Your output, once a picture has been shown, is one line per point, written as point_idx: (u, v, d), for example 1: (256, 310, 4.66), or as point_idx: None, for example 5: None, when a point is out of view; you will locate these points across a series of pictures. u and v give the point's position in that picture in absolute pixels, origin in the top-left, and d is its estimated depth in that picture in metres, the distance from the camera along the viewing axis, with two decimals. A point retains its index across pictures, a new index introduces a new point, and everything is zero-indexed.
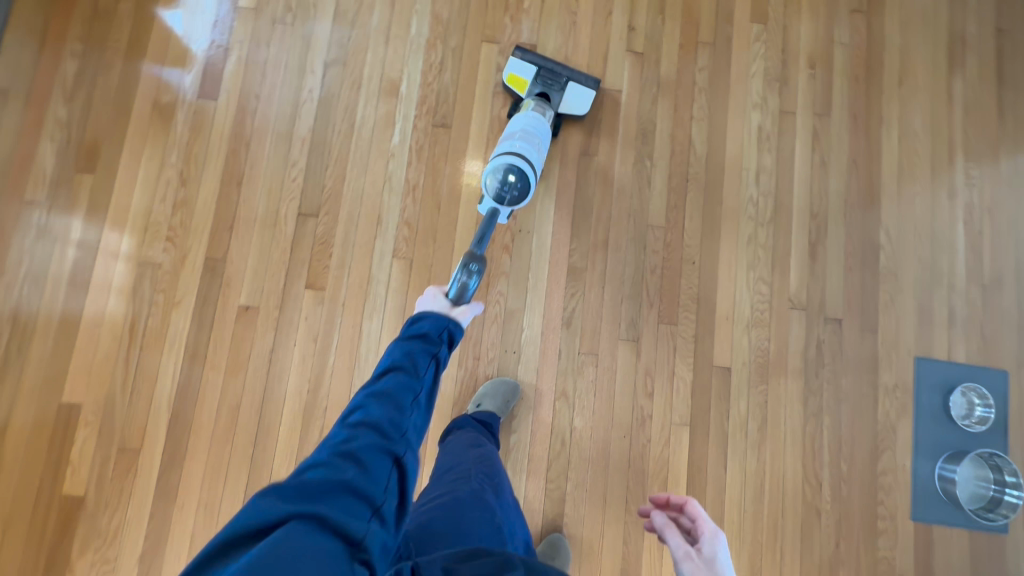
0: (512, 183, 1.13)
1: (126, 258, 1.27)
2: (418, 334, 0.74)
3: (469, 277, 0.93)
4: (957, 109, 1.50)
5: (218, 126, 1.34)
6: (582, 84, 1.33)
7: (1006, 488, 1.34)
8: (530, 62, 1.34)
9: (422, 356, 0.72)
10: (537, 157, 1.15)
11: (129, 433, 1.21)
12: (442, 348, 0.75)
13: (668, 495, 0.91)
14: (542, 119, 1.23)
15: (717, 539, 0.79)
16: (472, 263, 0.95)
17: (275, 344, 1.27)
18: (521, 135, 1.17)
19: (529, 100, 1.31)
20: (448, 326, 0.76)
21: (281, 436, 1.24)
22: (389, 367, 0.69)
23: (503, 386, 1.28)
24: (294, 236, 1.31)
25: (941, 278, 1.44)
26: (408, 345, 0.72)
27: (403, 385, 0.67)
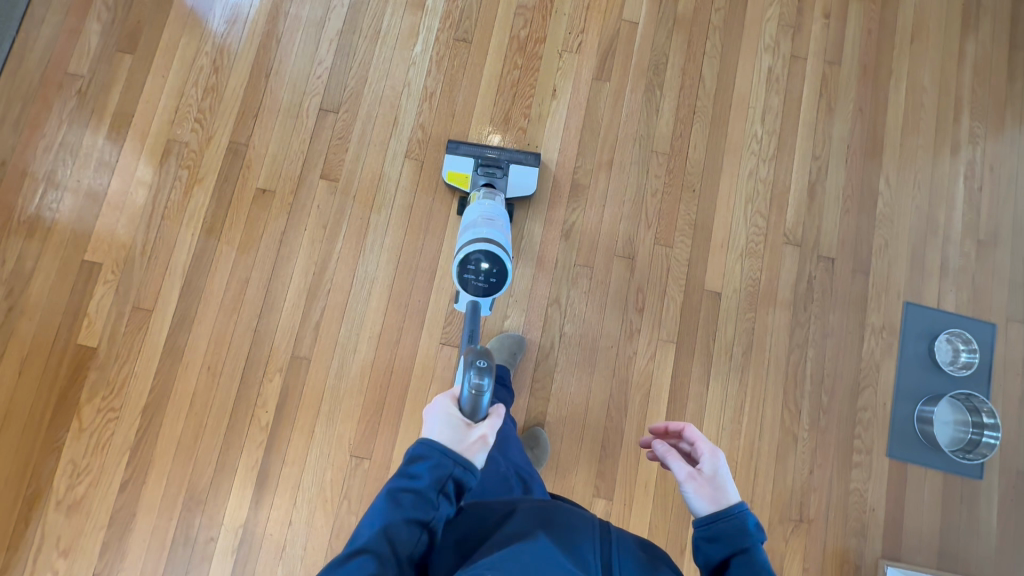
0: (488, 270, 1.10)
1: (155, 135, 1.35)
2: (413, 489, 0.66)
3: (481, 377, 0.75)
4: (966, 69, 1.55)
5: (253, 23, 1.42)
6: (523, 164, 1.33)
7: (984, 430, 1.37)
8: (465, 155, 1.32)
9: (406, 530, 0.64)
10: (504, 239, 1.12)
11: (144, 294, 1.29)
12: (441, 505, 0.66)
13: (664, 423, 0.84)
14: (496, 203, 1.21)
15: (718, 458, 0.73)
16: (480, 361, 0.77)
17: (287, 227, 1.33)
18: (483, 221, 1.14)
19: (477, 193, 1.28)
20: (451, 479, 0.66)
21: (284, 313, 1.30)
22: (368, 546, 0.62)
23: (509, 339, 1.31)
24: (314, 129, 1.38)
25: (937, 228, 1.48)
26: (396, 515, 0.64)
27: (376, 572, 0.61)
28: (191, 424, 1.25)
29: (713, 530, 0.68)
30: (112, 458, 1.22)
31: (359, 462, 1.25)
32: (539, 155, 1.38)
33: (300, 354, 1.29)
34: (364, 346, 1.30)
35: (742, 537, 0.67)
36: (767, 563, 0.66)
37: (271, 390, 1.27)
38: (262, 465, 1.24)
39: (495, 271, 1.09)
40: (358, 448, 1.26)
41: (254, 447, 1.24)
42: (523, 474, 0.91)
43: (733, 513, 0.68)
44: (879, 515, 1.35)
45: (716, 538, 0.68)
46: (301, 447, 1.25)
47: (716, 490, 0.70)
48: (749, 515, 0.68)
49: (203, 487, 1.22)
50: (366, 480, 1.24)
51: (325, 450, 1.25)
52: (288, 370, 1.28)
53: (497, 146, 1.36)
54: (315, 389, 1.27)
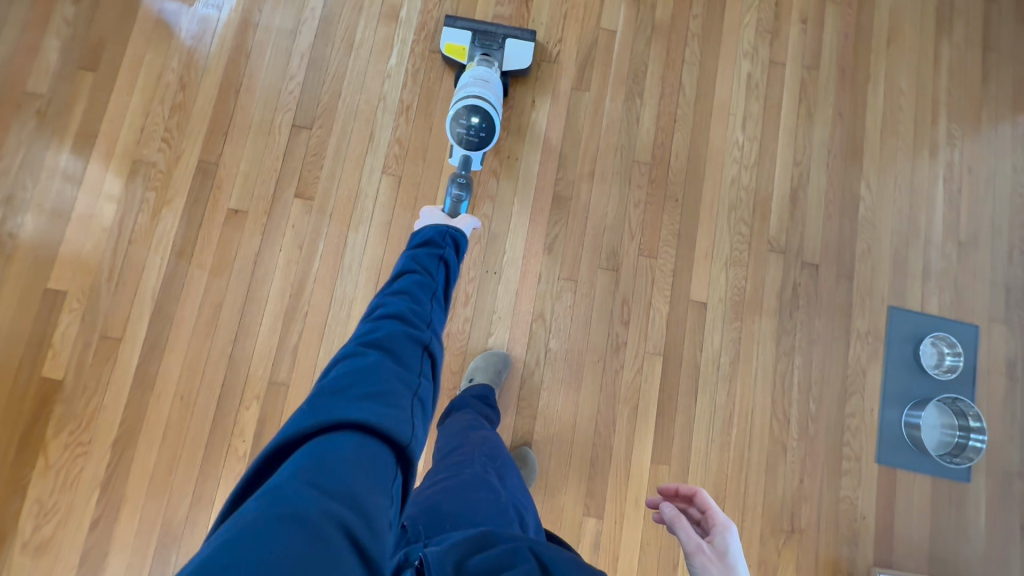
0: (477, 125, 1.21)
1: (120, 155, 1.30)
2: (423, 243, 0.81)
3: (461, 190, 1.14)
4: (942, 71, 1.56)
5: (222, 36, 1.38)
6: (519, 39, 1.35)
7: (970, 434, 1.37)
8: (463, 29, 1.35)
9: (428, 261, 0.77)
10: (496, 99, 1.22)
11: (113, 322, 1.24)
12: (448, 248, 0.82)
13: (675, 485, 0.80)
14: (491, 70, 1.28)
15: (730, 532, 0.68)
16: (461, 179, 1.15)
17: (261, 248, 1.29)
18: (478, 82, 1.22)
19: (473, 62, 1.33)
20: (450, 233, 0.84)
21: (260, 337, 1.26)
22: (403, 271, 0.74)
23: (494, 358, 1.28)
24: (288, 146, 1.34)
25: (918, 231, 1.48)
26: (416, 255, 0.78)
27: (417, 282, 0.72)
28: (165, 456, 1.20)
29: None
30: (82, 495, 1.17)
31: None
32: (536, 33, 1.41)
33: (278, 379, 1.25)
34: None
35: None
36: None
37: (248, 418, 1.22)
38: None
39: (484, 125, 1.20)
40: None
41: (231, 477, 1.20)
42: (521, 509, 0.84)
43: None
44: (869, 523, 1.34)
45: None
46: None
47: (726, 566, 0.65)
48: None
49: (179, 521, 1.17)
50: None
51: None
52: (265, 397, 1.24)
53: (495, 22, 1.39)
54: (295, 415, 1.23)
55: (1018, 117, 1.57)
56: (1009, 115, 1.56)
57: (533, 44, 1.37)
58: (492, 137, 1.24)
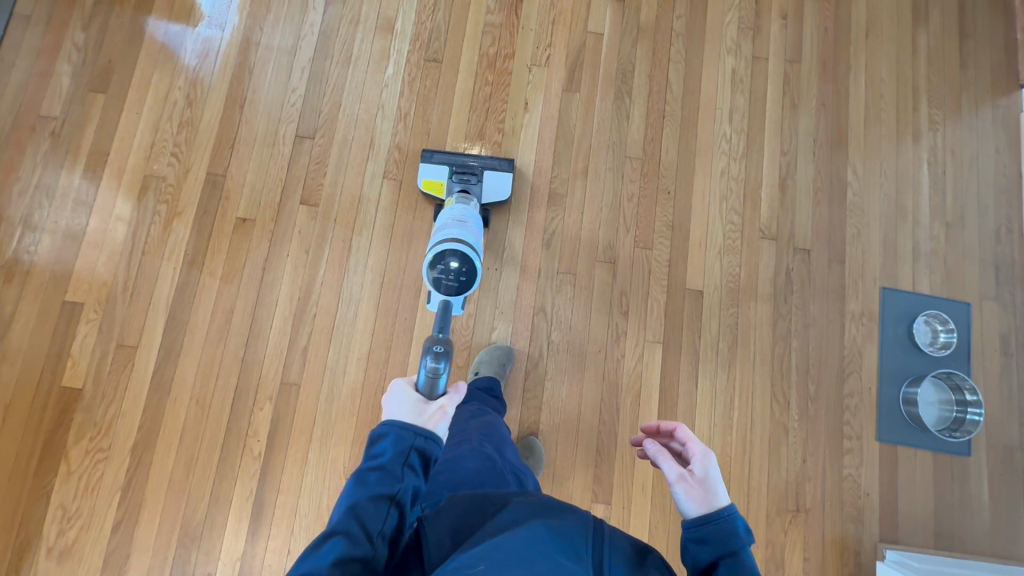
0: (456, 269, 1.14)
1: (132, 172, 1.36)
2: (377, 466, 0.71)
3: (437, 361, 0.87)
4: (921, 59, 1.61)
5: (225, 55, 1.44)
6: (497, 170, 1.35)
7: (968, 408, 1.39)
8: (440, 163, 1.34)
9: (373, 506, 0.68)
10: (475, 240, 1.18)
11: (128, 331, 1.28)
12: (408, 476, 0.71)
13: (658, 423, 0.85)
14: (469, 207, 1.26)
15: (708, 461, 0.73)
16: (437, 346, 0.90)
17: (269, 254, 1.34)
18: (455, 223, 1.19)
19: (451, 197, 1.31)
20: (413, 449, 0.73)
21: (270, 340, 1.30)
22: (336, 529, 0.65)
23: (498, 351, 1.32)
24: (291, 156, 1.39)
25: (906, 213, 1.52)
26: (362, 494, 0.68)
27: (349, 549, 0.63)
28: (182, 458, 1.23)
29: (701, 532, 0.68)
30: (103, 500, 1.20)
31: None
32: (513, 160, 1.40)
33: (290, 380, 1.28)
34: (353, 367, 1.30)
35: (732, 541, 0.67)
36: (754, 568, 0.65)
37: (262, 419, 1.26)
38: (257, 495, 1.23)
39: (465, 269, 1.13)
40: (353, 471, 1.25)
41: (247, 477, 1.23)
42: (517, 474, 0.90)
43: (722, 517, 0.68)
44: (874, 499, 1.37)
45: (704, 540, 0.68)
46: (295, 475, 1.24)
47: (706, 492, 0.70)
48: (738, 518, 0.68)
49: (198, 521, 1.21)
50: None
51: (320, 475, 1.24)
52: (278, 397, 1.27)
53: (472, 154, 1.38)
54: (307, 415, 1.27)
55: (998, 100, 1.61)
56: (989, 99, 1.61)
57: (511, 175, 1.36)
58: (474, 281, 1.16)
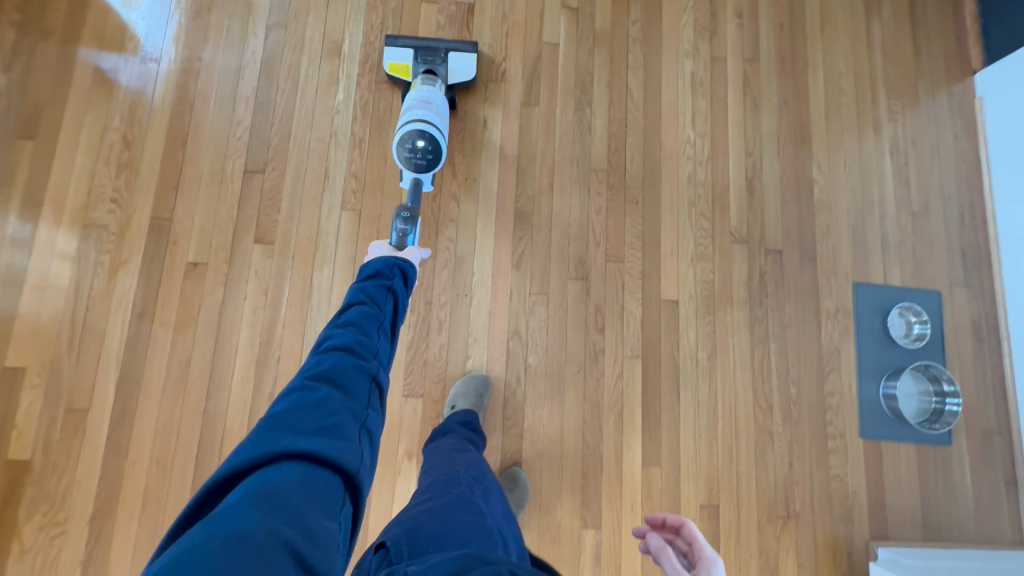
0: (423, 148, 1.20)
1: (69, 222, 1.27)
2: (372, 273, 0.90)
3: (406, 224, 1.13)
4: (876, 51, 1.61)
5: (163, 90, 1.36)
6: (461, 51, 1.35)
7: (946, 398, 1.40)
8: (405, 46, 1.34)
9: (378, 291, 0.87)
10: (440, 121, 1.23)
11: (78, 394, 1.20)
12: (395, 279, 0.91)
13: (664, 515, 0.83)
14: (435, 90, 1.29)
15: (715, 565, 0.70)
16: (405, 211, 1.13)
17: (225, 299, 1.27)
18: (420, 104, 1.23)
19: (417, 81, 1.33)
20: (399, 266, 0.93)
21: (234, 389, 1.23)
22: (353, 303, 0.83)
23: (474, 382, 1.27)
24: (242, 193, 1.32)
25: (872, 206, 1.52)
26: (366, 286, 0.86)
27: (367, 312, 0.81)
28: (146, 525, 1.16)
29: None
30: None
31: None
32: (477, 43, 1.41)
33: None
34: None
35: None
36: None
37: None
38: None
39: (431, 148, 1.20)
40: None
41: None
42: (504, 534, 0.83)
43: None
44: (862, 498, 1.36)
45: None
46: None
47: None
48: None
49: None
50: None
51: None
52: None
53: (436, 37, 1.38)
54: None
55: (953, 87, 1.62)
56: (945, 86, 1.62)
57: (475, 55, 1.37)
58: (441, 159, 1.24)
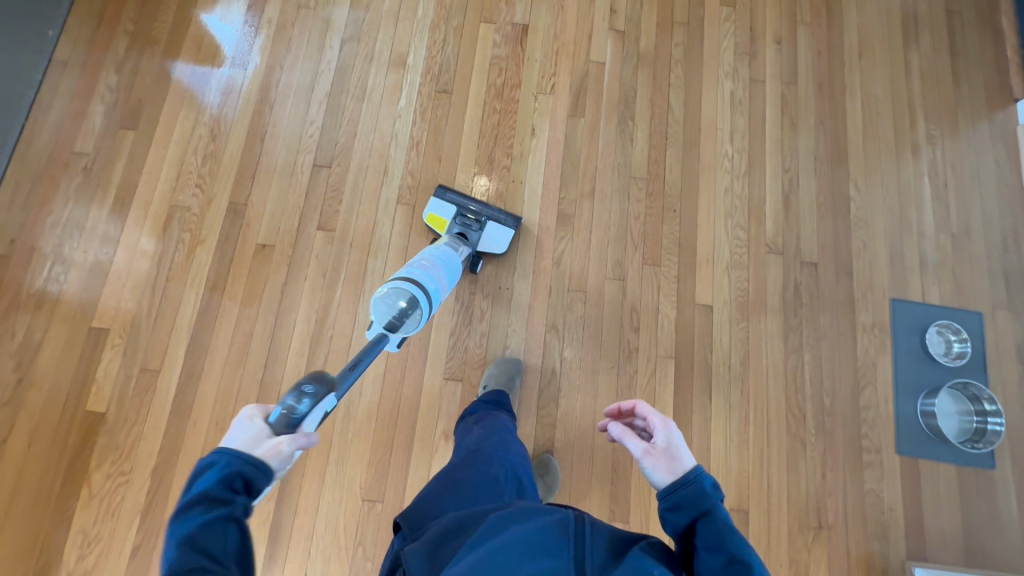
0: (406, 310, 1.05)
1: (158, 203, 1.42)
2: (200, 498, 0.64)
3: (299, 399, 0.73)
4: (915, 78, 1.66)
5: (247, 92, 1.52)
6: (500, 224, 1.38)
7: (988, 418, 1.37)
8: (449, 202, 1.38)
9: (210, 532, 0.63)
10: (436, 287, 1.13)
11: (151, 355, 1.31)
12: (237, 498, 0.65)
13: (618, 404, 0.89)
14: (445, 254, 1.24)
15: (669, 428, 0.76)
16: (305, 383, 0.74)
17: (287, 278, 1.38)
18: (422, 266, 1.16)
19: (446, 239, 1.34)
20: (242, 473, 0.66)
21: (289, 361, 1.33)
22: None
23: (507, 362, 1.34)
24: (309, 184, 1.45)
25: (909, 226, 1.54)
26: (188, 529, 0.62)
27: None
28: None
29: (675, 499, 0.71)
30: (122, 524, 1.21)
31: (371, 505, 1.26)
32: (520, 218, 1.44)
33: None
34: (369, 387, 1.33)
35: (702, 500, 0.70)
36: (727, 520, 0.69)
37: None
38: (275, 517, 1.23)
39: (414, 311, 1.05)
40: (370, 492, 1.27)
41: (265, 499, 1.24)
42: (518, 475, 0.97)
43: (688, 479, 0.71)
44: (897, 515, 1.34)
45: (678, 506, 0.71)
46: (313, 495, 1.25)
47: (670, 458, 0.74)
48: (705, 477, 0.72)
49: None
50: (379, 524, 1.25)
51: (337, 496, 1.26)
52: None
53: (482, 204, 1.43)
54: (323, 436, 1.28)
55: (994, 115, 1.65)
56: (985, 113, 1.65)
57: (513, 230, 1.40)
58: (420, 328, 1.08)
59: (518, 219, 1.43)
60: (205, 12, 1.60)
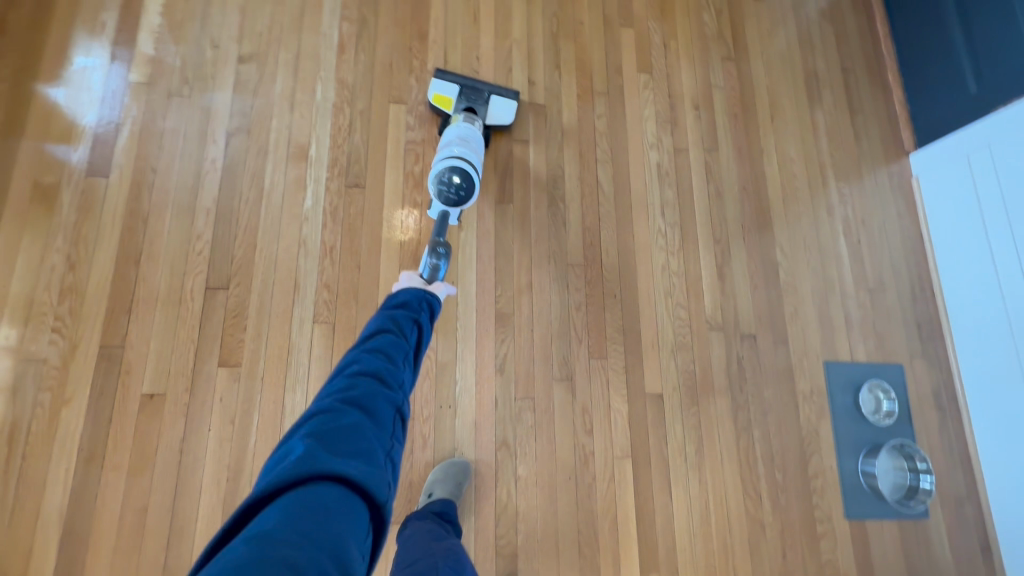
0: (457, 183, 1.23)
1: (3, 356, 1.14)
2: (399, 304, 0.83)
3: (439, 258, 1.10)
4: (822, 136, 1.73)
5: (112, 203, 1.27)
6: (503, 97, 1.41)
7: (920, 475, 1.45)
8: (451, 81, 1.40)
9: (406, 320, 0.79)
10: (477, 160, 1.26)
11: (10, 561, 1.05)
12: (424, 313, 0.84)
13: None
14: (473, 128, 1.34)
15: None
16: (440, 247, 1.11)
17: (186, 432, 1.16)
18: (459, 141, 1.27)
19: (457, 115, 1.39)
20: (427, 299, 0.86)
21: (198, 535, 1.11)
22: (377, 331, 0.75)
23: (453, 468, 1.22)
24: (203, 312, 1.23)
25: (833, 285, 1.60)
26: (394, 313, 0.79)
27: (395, 339, 0.74)
28: None
29: None
30: None
31: None
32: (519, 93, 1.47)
33: None
34: None
35: None
36: None
37: None
38: None
39: (464, 185, 1.22)
40: None
41: None
42: None
43: None
44: None
45: None
46: None
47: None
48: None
49: None
50: None
51: None
52: None
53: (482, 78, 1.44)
54: None
55: (891, 166, 1.76)
56: (884, 167, 1.75)
57: (515, 102, 1.43)
58: (471, 197, 1.26)
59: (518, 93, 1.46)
60: (48, 86, 1.33)
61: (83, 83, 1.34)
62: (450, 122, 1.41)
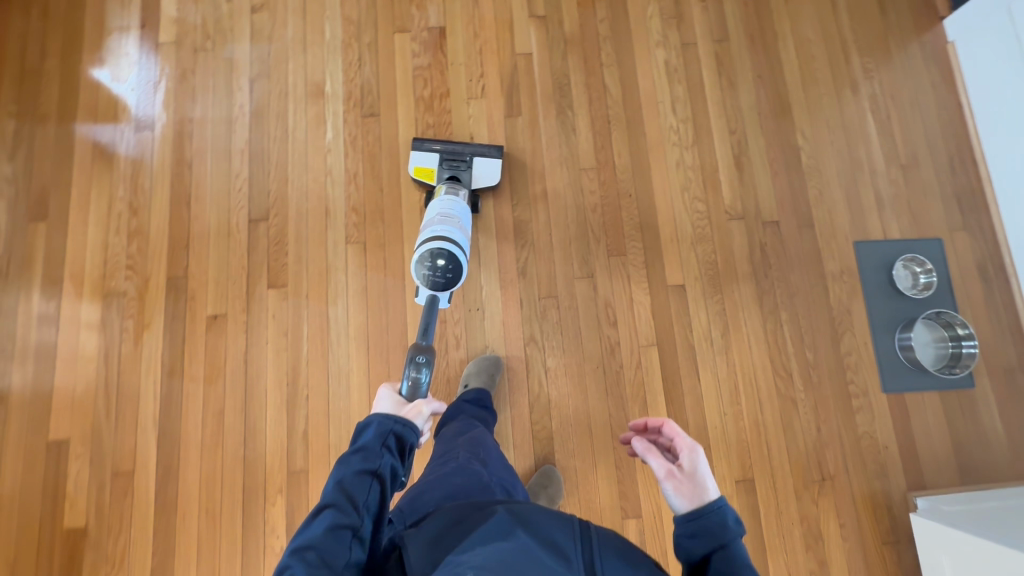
0: (443, 266, 1.13)
1: (90, 292, 1.32)
2: (359, 447, 0.72)
3: (419, 372, 0.94)
4: (843, 13, 1.64)
5: (160, 155, 1.41)
6: (487, 156, 1.36)
7: (962, 341, 1.41)
8: (431, 151, 1.35)
9: (358, 481, 0.70)
10: (461, 238, 1.17)
11: (121, 457, 1.24)
12: (388, 456, 0.72)
13: (643, 420, 0.82)
14: (457, 200, 1.26)
15: (696, 454, 0.69)
16: (418, 356, 0.95)
17: (248, 346, 1.31)
18: (441, 221, 1.18)
19: (441, 186, 1.33)
20: (393, 430, 0.74)
21: (269, 431, 1.27)
22: (322, 507, 0.67)
23: (486, 362, 1.32)
24: (250, 243, 1.37)
25: (860, 165, 1.54)
26: (346, 472, 0.70)
27: (337, 520, 0.66)
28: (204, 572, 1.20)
29: (693, 527, 0.65)
30: None
31: None
32: (502, 147, 1.41)
33: (297, 467, 1.25)
34: None
35: (723, 533, 0.64)
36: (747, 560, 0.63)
37: (276, 514, 1.23)
38: None
39: (450, 267, 1.12)
40: None
41: None
42: (507, 486, 0.93)
43: (712, 509, 0.65)
44: (893, 451, 1.38)
45: (697, 533, 0.64)
46: None
47: (695, 486, 0.67)
48: (729, 510, 0.65)
49: None
50: None
51: None
52: (288, 489, 1.24)
53: (462, 142, 1.39)
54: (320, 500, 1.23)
55: (923, 36, 1.64)
56: (915, 36, 1.64)
57: (500, 159, 1.37)
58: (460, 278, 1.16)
59: (501, 148, 1.40)
60: (92, 60, 1.47)
61: (120, 52, 1.47)
62: (434, 192, 1.35)
